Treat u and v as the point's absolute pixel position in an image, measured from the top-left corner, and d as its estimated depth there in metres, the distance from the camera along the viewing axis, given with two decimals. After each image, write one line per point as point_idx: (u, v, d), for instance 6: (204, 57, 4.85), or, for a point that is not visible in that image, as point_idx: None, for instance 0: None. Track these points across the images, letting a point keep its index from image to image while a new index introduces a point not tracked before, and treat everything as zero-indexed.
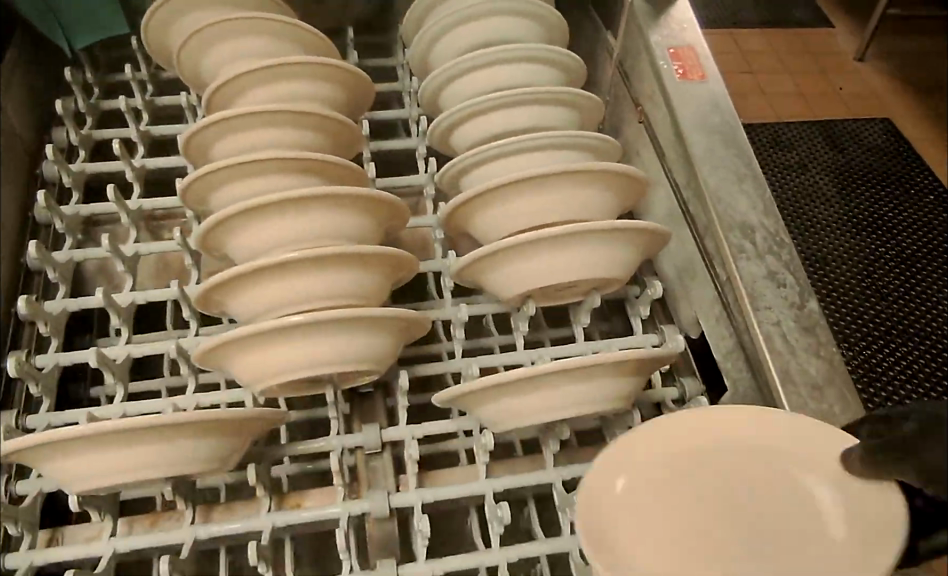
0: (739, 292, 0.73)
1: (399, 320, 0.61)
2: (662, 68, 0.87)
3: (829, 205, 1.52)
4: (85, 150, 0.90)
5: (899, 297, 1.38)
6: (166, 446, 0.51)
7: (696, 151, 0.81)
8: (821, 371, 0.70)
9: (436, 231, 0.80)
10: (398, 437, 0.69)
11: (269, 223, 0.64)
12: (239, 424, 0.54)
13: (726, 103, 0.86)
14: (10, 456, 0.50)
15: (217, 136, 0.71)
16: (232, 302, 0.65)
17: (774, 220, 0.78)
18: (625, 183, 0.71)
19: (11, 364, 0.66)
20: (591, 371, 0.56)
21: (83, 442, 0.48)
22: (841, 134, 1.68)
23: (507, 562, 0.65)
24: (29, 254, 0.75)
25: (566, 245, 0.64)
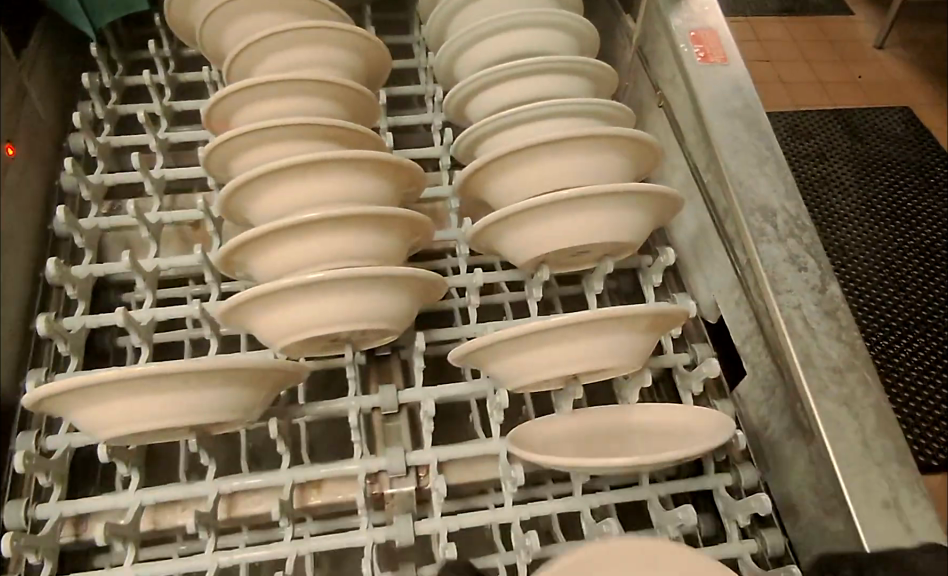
0: (759, 274, 0.72)
1: (416, 280, 0.63)
2: (683, 51, 0.87)
3: (848, 195, 1.52)
4: (110, 124, 0.92)
5: (919, 287, 1.38)
6: (191, 393, 0.53)
7: (716, 129, 0.81)
8: (841, 355, 0.68)
9: (452, 201, 0.81)
10: (415, 398, 0.70)
11: (290, 186, 0.66)
12: (260, 376, 0.57)
13: (747, 86, 0.85)
14: (43, 401, 0.52)
15: (240, 104, 0.73)
16: (254, 264, 0.67)
17: (795, 204, 0.77)
18: (638, 150, 0.72)
19: (42, 323, 0.68)
20: (600, 328, 0.58)
21: (113, 386, 0.51)
22: (862, 123, 1.68)
23: (519, 520, 0.67)
24: (57, 220, 0.75)
25: (581, 209, 0.66)
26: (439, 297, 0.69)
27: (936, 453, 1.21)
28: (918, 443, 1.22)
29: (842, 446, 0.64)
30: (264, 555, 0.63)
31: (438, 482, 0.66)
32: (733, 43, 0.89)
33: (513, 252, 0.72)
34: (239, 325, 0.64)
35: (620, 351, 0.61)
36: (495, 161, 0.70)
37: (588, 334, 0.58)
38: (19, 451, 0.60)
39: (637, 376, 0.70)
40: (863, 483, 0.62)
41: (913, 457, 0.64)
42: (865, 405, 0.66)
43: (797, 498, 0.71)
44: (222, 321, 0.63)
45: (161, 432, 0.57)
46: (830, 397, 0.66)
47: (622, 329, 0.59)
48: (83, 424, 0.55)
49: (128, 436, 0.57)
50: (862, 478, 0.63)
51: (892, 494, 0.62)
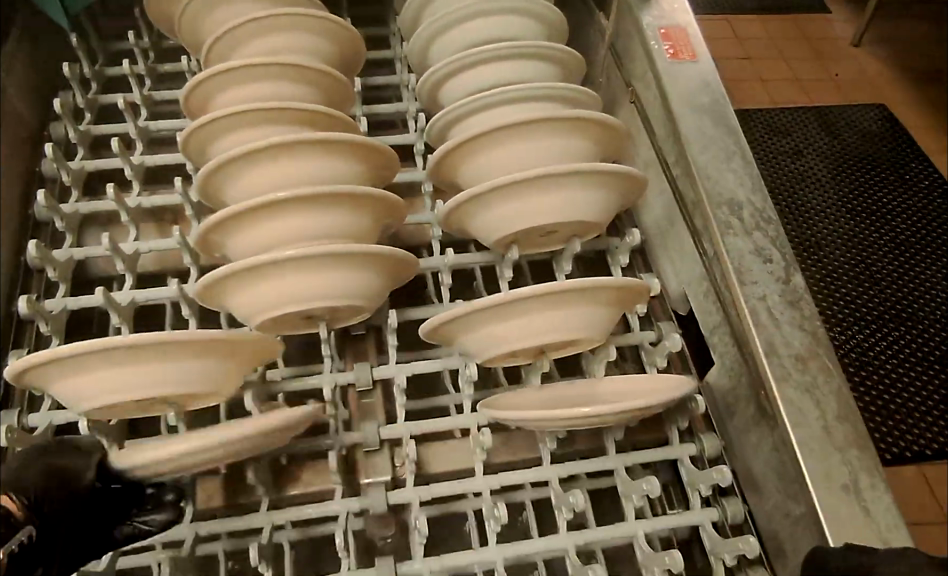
0: (725, 265, 0.74)
1: (388, 257, 0.65)
2: (653, 48, 0.89)
3: (823, 191, 1.55)
4: (90, 113, 0.93)
5: (891, 282, 1.42)
6: (169, 363, 0.55)
7: (683, 117, 0.83)
8: (804, 343, 0.71)
9: (426, 185, 0.84)
10: (389, 375, 0.73)
11: (265, 167, 0.68)
12: (236, 347, 0.59)
13: (716, 81, 0.87)
14: (25, 372, 0.54)
15: (217, 88, 0.75)
16: (231, 243, 0.69)
17: (761, 197, 0.79)
18: (604, 134, 0.75)
19: (23, 303, 0.69)
20: (564, 300, 0.61)
21: (94, 356, 0.53)
22: (836, 120, 1.71)
23: (490, 490, 0.69)
24: (38, 204, 0.77)
25: (548, 189, 0.68)
26: (412, 275, 0.71)
27: (908, 445, 1.25)
28: (886, 436, 1.26)
29: (804, 431, 0.66)
30: (241, 524, 0.65)
31: (411, 449, 0.69)
32: (702, 39, 0.92)
33: (484, 233, 0.74)
34: (217, 301, 0.66)
35: (584, 324, 0.63)
36: (466, 144, 0.73)
37: (554, 306, 0.61)
38: (1, 425, 0.62)
39: (603, 350, 0.73)
40: (824, 466, 0.65)
41: (872, 444, 0.67)
42: (826, 391, 0.68)
43: (761, 479, 0.73)
44: (199, 298, 0.65)
45: (139, 404, 0.59)
46: (793, 385, 0.68)
47: (584, 302, 0.62)
48: (64, 395, 0.57)
49: (108, 409, 0.59)
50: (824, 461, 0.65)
51: (852, 478, 0.65)
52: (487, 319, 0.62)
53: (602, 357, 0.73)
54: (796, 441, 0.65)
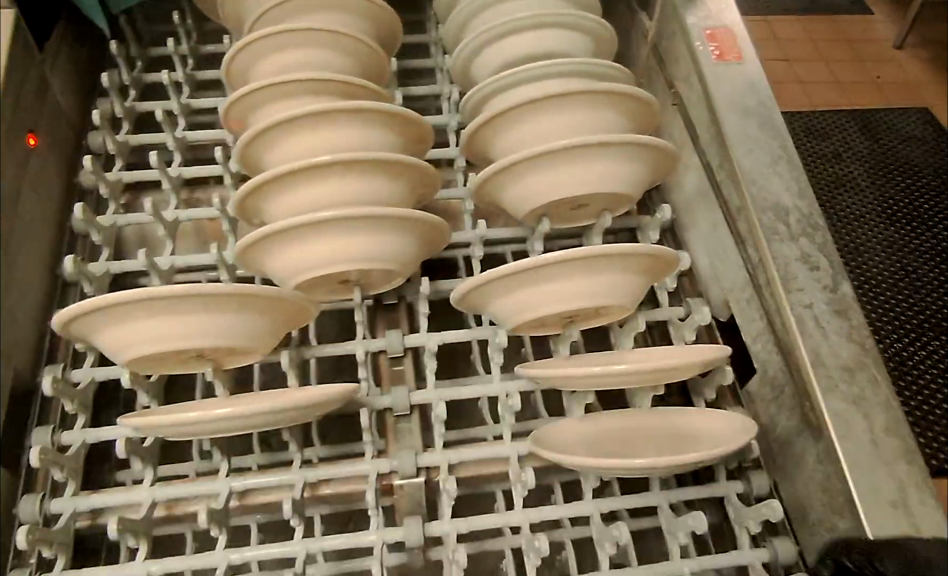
0: (770, 274, 0.74)
1: (420, 222, 0.66)
2: (698, 49, 0.89)
3: (866, 197, 1.54)
4: (136, 90, 0.96)
5: (936, 290, 1.39)
6: (209, 314, 0.58)
7: (723, 113, 0.84)
8: (852, 354, 0.70)
9: (460, 160, 0.86)
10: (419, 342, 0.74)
11: (301, 134, 0.70)
12: (271, 302, 0.62)
13: (763, 84, 0.87)
14: (72, 319, 0.57)
15: (257, 58, 0.78)
16: (266, 208, 0.71)
17: (808, 203, 0.79)
18: (636, 107, 0.75)
19: (70, 264, 0.72)
20: (590, 266, 0.62)
21: (136, 305, 0.56)
22: (881, 125, 1.69)
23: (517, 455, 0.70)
24: (85, 170, 0.80)
25: (580, 162, 0.69)
26: (441, 243, 0.73)
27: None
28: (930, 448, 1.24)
29: (849, 443, 0.65)
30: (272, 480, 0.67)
31: (439, 410, 0.70)
32: (749, 41, 0.91)
33: (517, 207, 0.76)
34: (255, 265, 0.69)
35: (613, 291, 0.64)
36: (498, 117, 0.74)
37: (584, 272, 0.62)
38: (48, 376, 0.65)
39: (631, 323, 0.74)
40: (871, 481, 0.64)
41: (922, 459, 0.66)
42: (874, 403, 0.68)
43: (806, 495, 0.72)
44: (236, 260, 0.68)
45: (178, 357, 0.62)
46: (840, 397, 0.67)
47: (611, 268, 0.63)
48: (108, 346, 0.60)
49: (150, 362, 0.62)
50: (870, 476, 0.65)
51: (899, 493, 0.64)
52: (516, 286, 0.64)
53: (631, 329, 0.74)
54: (844, 455, 0.65)
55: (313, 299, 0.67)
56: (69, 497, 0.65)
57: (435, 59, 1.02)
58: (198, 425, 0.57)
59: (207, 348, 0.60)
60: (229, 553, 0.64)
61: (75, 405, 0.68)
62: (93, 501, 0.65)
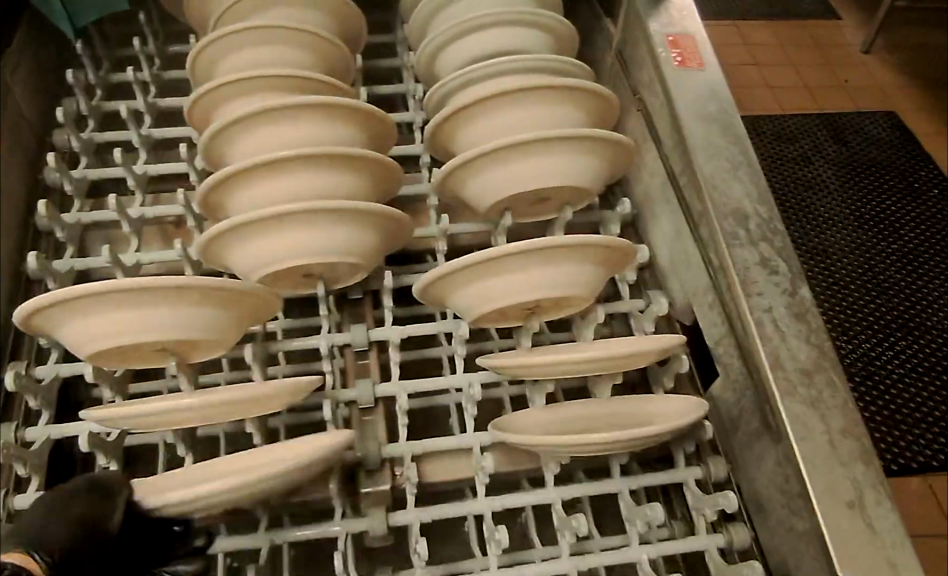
0: (732, 277, 0.76)
1: (382, 217, 0.67)
2: (661, 55, 0.91)
3: (832, 199, 1.57)
4: (101, 90, 0.98)
5: (899, 291, 1.43)
6: (171, 310, 0.59)
7: (685, 116, 0.86)
8: (810, 357, 0.72)
9: (424, 158, 0.87)
10: (384, 336, 0.75)
11: (265, 129, 0.70)
12: (234, 297, 0.62)
13: (724, 91, 0.89)
14: (31, 314, 0.57)
15: (222, 53, 0.78)
16: (230, 203, 0.71)
17: (768, 208, 0.81)
18: (594, 102, 0.77)
19: (33, 261, 0.73)
20: (547, 258, 0.63)
21: (97, 300, 0.56)
22: (846, 129, 1.73)
23: (480, 445, 0.73)
24: (48, 168, 0.80)
25: (538, 157, 0.70)
26: (404, 238, 0.74)
27: (914, 456, 1.26)
28: (892, 447, 1.27)
29: (807, 444, 0.67)
30: None
31: (403, 402, 0.71)
32: (710, 47, 0.93)
33: (481, 203, 0.77)
34: (219, 259, 0.70)
35: (571, 281, 0.66)
36: (459, 113, 0.75)
37: (543, 263, 0.64)
38: (11, 371, 0.66)
39: (592, 314, 0.75)
40: (828, 481, 0.66)
41: (879, 460, 0.68)
42: (831, 406, 0.70)
43: (765, 492, 0.74)
44: (200, 255, 0.68)
45: (142, 351, 0.63)
46: (798, 399, 0.69)
47: (569, 259, 0.64)
48: (71, 342, 0.61)
49: (113, 357, 0.62)
50: (829, 477, 0.66)
51: (856, 493, 0.66)
52: (477, 276, 0.65)
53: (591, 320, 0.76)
54: (802, 455, 0.67)
55: (277, 292, 0.67)
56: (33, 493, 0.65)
57: (401, 60, 1.03)
58: (164, 416, 0.58)
59: (171, 342, 0.61)
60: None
61: (39, 400, 0.68)
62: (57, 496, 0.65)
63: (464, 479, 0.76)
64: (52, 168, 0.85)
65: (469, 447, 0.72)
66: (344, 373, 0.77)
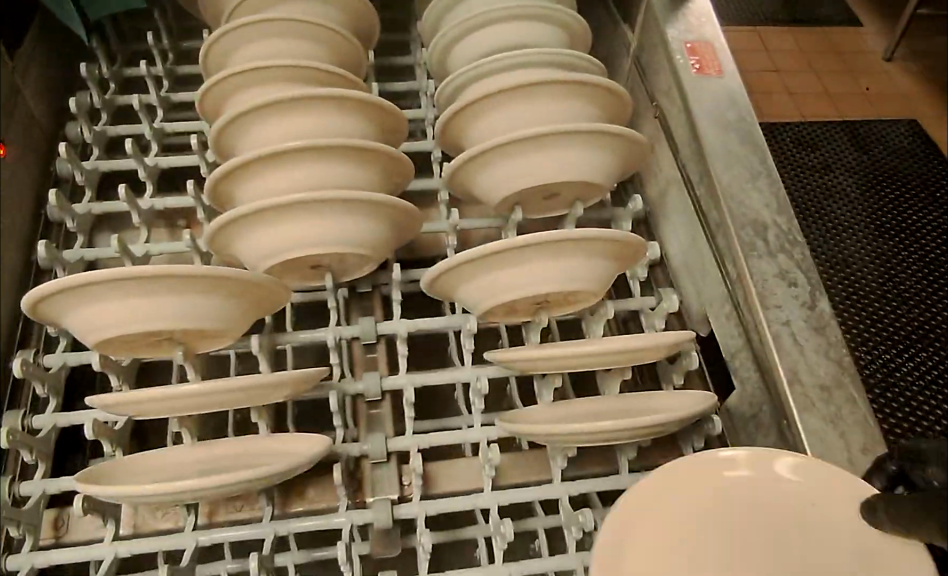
0: (749, 290, 0.72)
1: (391, 207, 0.66)
2: (678, 61, 0.87)
3: (850, 206, 1.50)
4: (107, 113, 0.92)
5: (920, 301, 1.35)
6: (179, 298, 0.57)
7: (702, 123, 0.82)
8: (829, 372, 0.68)
9: (442, 193, 0.82)
10: (398, 385, 0.71)
11: (279, 172, 0.67)
12: (245, 286, 0.60)
13: (742, 96, 0.85)
14: (33, 303, 0.56)
15: (236, 88, 0.75)
16: (240, 247, 0.68)
17: (788, 219, 0.77)
18: (608, 99, 0.75)
19: (42, 252, 0.72)
20: (560, 252, 0.61)
21: (103, 285, 0.54)
22: (867, 137, 1.66)
23: (499, 506, 0.67)
24: (49, 204, 0.76)
25: (547, 150, 0.70)
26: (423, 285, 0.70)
27: None
28: None
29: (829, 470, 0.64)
30: (239, 534, 0.64)
31: (418, 461, 0.67)
32: (730, 54, 0.89)
33: (490, 199, 0.76)
34: (228, 250, 0.70)
35: (583, 275, 0.63)
36: (467, 107, 0.74)
37: (548, 254, 0.61)
38: (18, 358, 0.64)
39: (621, 368, 0.71)
40: None
41: None
42: (851, 425, 0.66)
43: None
44: (207, 243, 0.68)
45: (143, 340, 0.61)
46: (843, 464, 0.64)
47: (577, 254, 0.62)
48: (75, 327, 0.59)
49: (114, 346, 0.61)
50: None
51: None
52: (483, 269, 0.62)
53: (621, 375, 0.71)
54: None
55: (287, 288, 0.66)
56: (24, 552, 0.62)
57: (417, 81, 0.99)
58: (163, 404, 0.57)
59: (177, 333, 0.59)
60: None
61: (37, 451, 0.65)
62: (49, 556, 0.61)
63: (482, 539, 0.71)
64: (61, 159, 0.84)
65: (487, 509, 0.66)
66: (355, 423, 0.73)
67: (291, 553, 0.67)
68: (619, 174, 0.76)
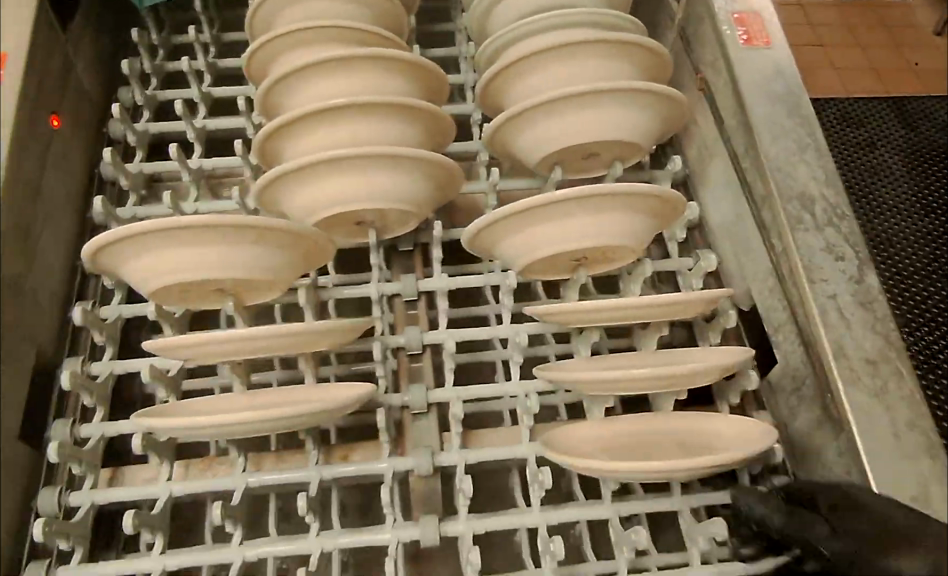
0: (795, 264, 0.72)
1: (431, 165, 0.67)
2: (725, 34, 0.85)
3: (897, 183, 1.47)
4: (158, 79, 0.94)
5: None
6: (230, 249, 0.59)
7: (750, 97, 0.81)
8: (876, 346, 0.68)
9: (481, 154, 0.84)
10: (438, 339, 0.73)
11: (323, 127, 0.69)
12: (292, 240, 0.63)
13: (791, 70, 0.83)
14: (93, 253, 0.59)
15: (281, 51, 0.77)
16: (286, 202, 0.70)
17: (837, 192, 0.76)
18: (649, 60, 0.76)
19: (101, 210, 0.75)
20: (602, 207, 0.62)
21: (157, 236, 0.57)
22: (916, 110, 1.62)
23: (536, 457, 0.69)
24: (105, 161, 0.79)
25: (588, 110, 0.70)
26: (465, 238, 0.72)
27: None
28: None
29: (871, 437, 0.64)
30: (286, 477, 0.67)
31: (457, 409, 0.69)
32: (778, 24, 0.87)
33: (530, 160, 0.77)
34: (276, 206, 0.72)
35: (623, 231, 0.64)
36: (508, 69, 0.75)
37: (586, 210, 0.62)
38: (79, 306, 0.68)
39: (657, 326, 0.72)
40: None
41: None
42: (897, 397, 0.65)
43: None
44: (256, 198, 0.70)
45: (196, 290, 0.64)
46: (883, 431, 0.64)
47: (616, 209, 0.63)
48: (133, 278, 0.62)
49: (168, 297, 0.64)
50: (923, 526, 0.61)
51: (920, 489, 0.62)
52: (523, 225, 0.64)
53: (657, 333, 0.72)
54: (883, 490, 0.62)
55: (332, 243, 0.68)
56: (86, 490, 0.65)
57: (458, 47, 0.99)
58: (215, 348, 0.60)
59: (231, 281, 0.62)
60: (245, 548, 0.64)
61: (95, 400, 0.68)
62: (109, 494, 0.65)
63: (517, 493, 0.73)
64: (116, 120, 0.87)
65: (525, 458, 0.69)
66: (397, 376, 0.75)
67: (333, 498, 0.70)
68: (658, 132, 0.77)
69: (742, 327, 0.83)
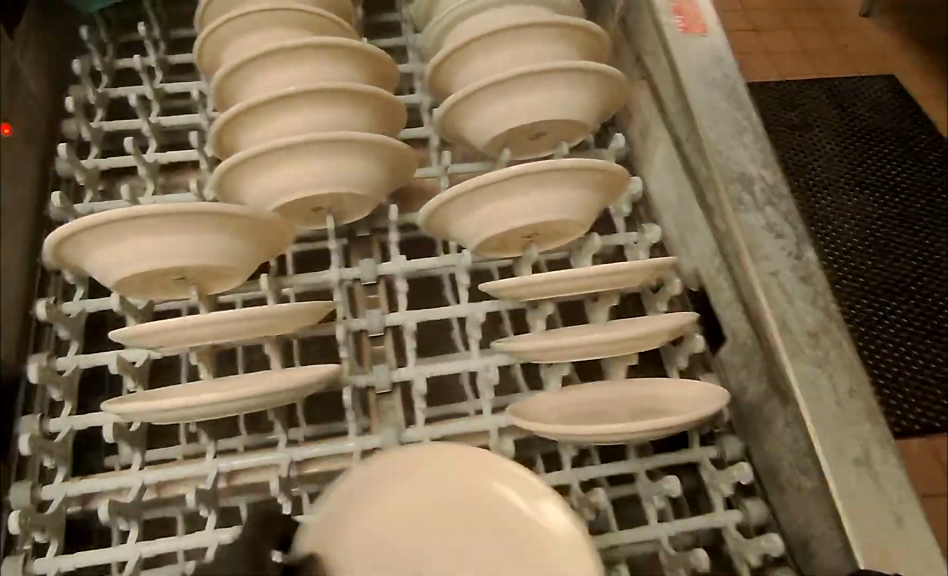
0: (739, 241, 0.76)
1: (385, 148, 0.70)
2: (665, 21, 0.89)
3: (831, 163, 1.54)
4: (108, 76, 0.94)
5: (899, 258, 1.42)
6: (194, 237, 0.61)
7: (690, 83, 0.85)
8: (816, 318, 0.72)
9: (432, 142, 0.86)
10: (399, 320, 0.75)
11: (280, 113, 0.70)
12: (255, 226, 0.64)
13: (728, 54, 0.87)
14: (56, 245, 0.60)
15: (233, 40, 0.78)
16: (244, 188, 0.71)
17: (775, 173, 0.81)
18: (590, 42, 0.79)
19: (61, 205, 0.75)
20: (552, 184, 0.65)
21: (122, 224, 0.58)
22: (846, 93, 1.69)
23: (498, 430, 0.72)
24: (60, 157, 0.79)
25: (533, 91, 0.73)
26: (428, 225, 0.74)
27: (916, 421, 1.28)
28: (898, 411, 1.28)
29: (814, 399, 0.68)
30: (258, 463, 0.68)
31: (421, 386, 0.71)
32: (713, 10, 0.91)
33: (482, 145, 0.80)
34: (236, 197, 0.73)
35: (571, 206, 0.68)
36: (456, 53, 0.78)
37: (536, 187, 0.65)
38: (43, 301, 0.68)
39: (606, 300, 0.76)
40: (856, 477, 0.65)
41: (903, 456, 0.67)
42: (837, 364, 0.70)
43: (786, 482, 0.74)
44: (213, 186, 0.71)
45: (160, 280, 0.65)
46: (823, 392, 0.69)
47: (565, 184, 0.66)
48: (98, 270, 0.63)
49: (132, 287, 0.65)
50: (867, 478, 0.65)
51: (861, 450, 0.66)
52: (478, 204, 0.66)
53: (606, 308, 0.76)
54: (824, 447, 0.66)
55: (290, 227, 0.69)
56: (57, 484, 0.66)
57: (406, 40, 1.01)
58: (184, 334, 0.61)
59: (193, 268, 0.63)
60: (219, 533, 0.66)
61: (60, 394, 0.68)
62: (79, 484, 0.66)
63: None
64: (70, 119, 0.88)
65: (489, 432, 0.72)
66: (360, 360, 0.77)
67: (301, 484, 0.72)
68: (602, 112, 0.80)
69: (689, 301, 0.88)
